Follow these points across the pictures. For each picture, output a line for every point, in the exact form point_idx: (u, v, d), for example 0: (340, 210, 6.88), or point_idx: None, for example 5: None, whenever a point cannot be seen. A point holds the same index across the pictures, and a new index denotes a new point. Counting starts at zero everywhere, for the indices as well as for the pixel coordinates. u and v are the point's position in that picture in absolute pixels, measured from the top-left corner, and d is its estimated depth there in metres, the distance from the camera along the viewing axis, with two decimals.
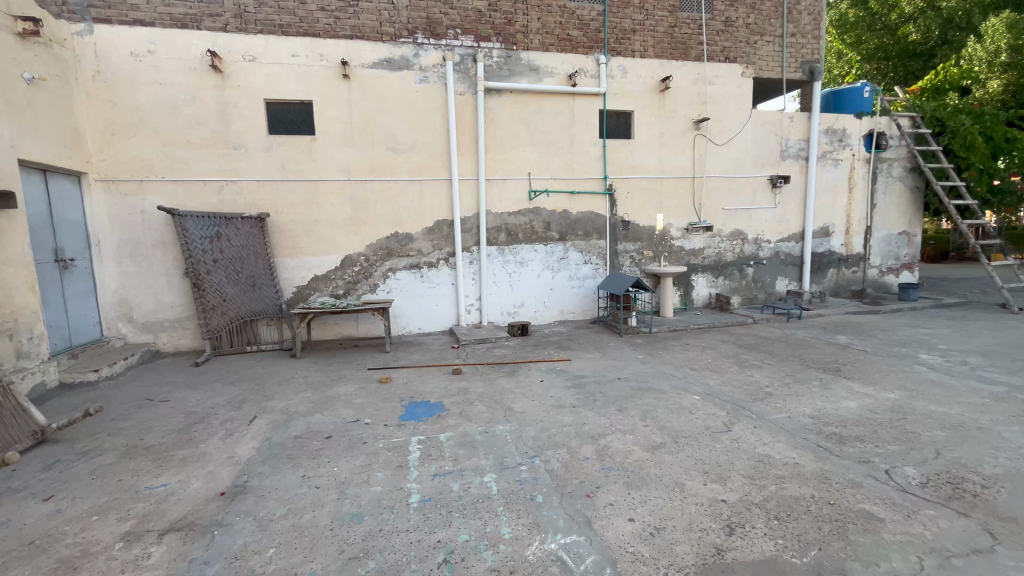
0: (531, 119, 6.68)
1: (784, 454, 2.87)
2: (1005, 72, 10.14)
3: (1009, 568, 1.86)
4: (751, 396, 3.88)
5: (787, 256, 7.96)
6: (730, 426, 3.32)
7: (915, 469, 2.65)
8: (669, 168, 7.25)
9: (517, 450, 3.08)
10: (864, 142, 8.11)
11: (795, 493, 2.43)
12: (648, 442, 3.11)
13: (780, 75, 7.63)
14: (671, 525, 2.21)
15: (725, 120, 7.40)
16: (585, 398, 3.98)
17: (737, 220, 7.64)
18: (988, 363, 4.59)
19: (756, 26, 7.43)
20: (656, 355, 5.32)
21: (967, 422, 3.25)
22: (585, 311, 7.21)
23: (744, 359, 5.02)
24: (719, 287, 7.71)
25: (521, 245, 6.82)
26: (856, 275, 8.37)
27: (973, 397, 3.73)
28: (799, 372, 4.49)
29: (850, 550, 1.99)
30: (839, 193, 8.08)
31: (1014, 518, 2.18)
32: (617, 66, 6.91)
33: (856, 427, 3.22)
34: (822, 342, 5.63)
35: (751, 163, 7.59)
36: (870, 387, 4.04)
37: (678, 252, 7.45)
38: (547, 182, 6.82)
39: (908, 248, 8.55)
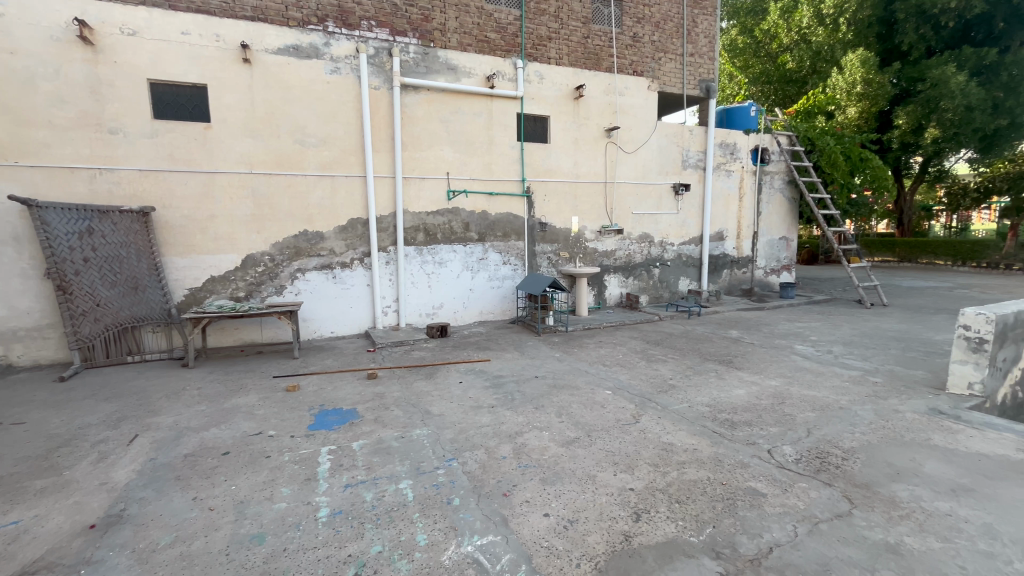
0: (449, 118, 6.61)
1: (684, 441, 3.10)
2: (860, 101, 11.93)
3: (862, 527, 2.16)
4: (657, 389, 4.15)
5: (688, 257, 8.64)
6: (638, 417, 3.53)
7: (791, 447, 2.99)
8: (583, 173, 7.55)
9: (434, 453, 3.03)
10: (751, 155, 9.02)
11: (693, 477, 2.64)
12: (562, 437, 3.21)
13: (681, 91, 8.27)
14: (583, 516, 2.30)
15: (634, 129, 7.87)
16: (503, 398, 4.02)
17: (645, 224, 8.15)
18: (848, 351, 5.31)
19: (660, 44, 7.99)
20: (572, 352, 5.51)
21: (832, 404, 3.73)
22: (504, 311, 7.29)
23: (650, 354, 5.36)
24: (629, 287, 8.16)
25: (440, 246, 6.72)
26: (746, 275, 9.30)
27: (836, 381, 4.29)
28: (698, 365, 4.89)
29: (740, 525, 2.20)
30: (731, 201, 8.94)
31: (867, 485, 2.53)
32: (534, 71, 7.06)
33: (744, 412, 3.57)
34: (718, 337, 6.18)
35: (656, 171, 8.13)
36: (756, 375, 4.50)
37: (592, 253, 7.78)
38: (465, 182, 6.79)
39: (786, 251, 9.69)
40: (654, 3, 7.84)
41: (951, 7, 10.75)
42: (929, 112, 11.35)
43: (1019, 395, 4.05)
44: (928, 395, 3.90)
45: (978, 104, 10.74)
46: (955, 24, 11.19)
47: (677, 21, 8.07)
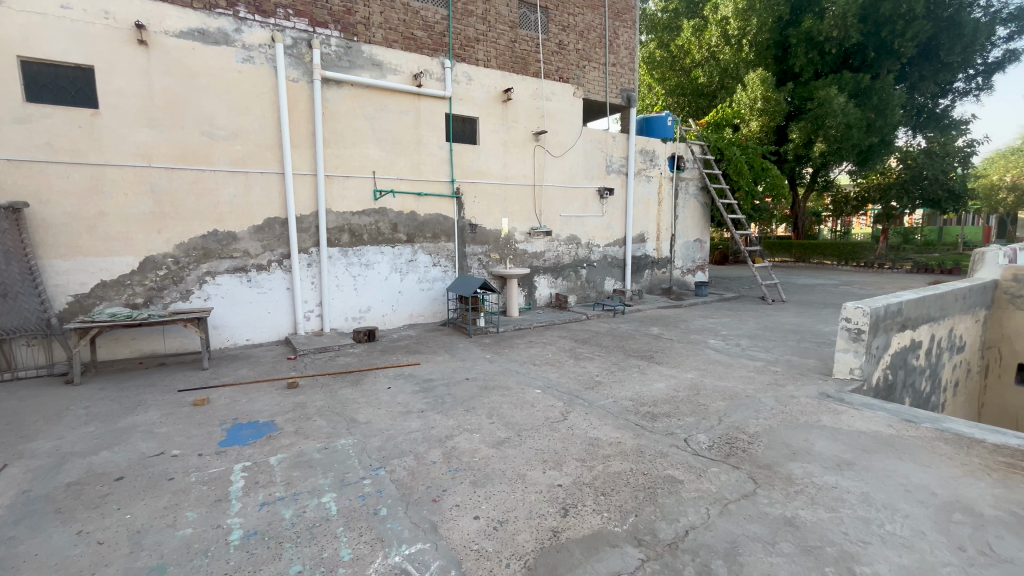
0: (374, 116, 6.39)
1: (609, 435, 3.23)
2: (761, 116, 13.16)
3: (765, 505, 2.37)
4: (584, 386, 4.30)
5: (613, 259, 9.02)
6: (566, 414, 3.63)
7: (705, 435, 3.21)
8: (512, 175, 7.64)
9: (360, 463, 2.91)
10: (668, 162, 9.61)
11: (617, 469, 2.75)
12: (493, 438, 3.22)
13: (604, 99, 8.63)
14: (513, 516, 2.32)
15: (561, 134, 8.10)
16: (433, 401, 3.96)
17: (572, 226, 8.40)
18: (753, 344, 5.80)
19: (584, 53, 8.29)
20: (503, 353, 5.55)
21: (739, 393, 4.06)
22: (434, 314, 7.19)
23: (578, 352, 5.53)
24: (558, 287, 8.37)
25: (366, 247, 6.49)
26: (665, 275, 9.89)
27: (743, 371, 4.69)
28: (622, 361, 5.12)
29: (659, 512, 2.32)
30: (651, 205, 9.46)
31: (769, 466, 2.78)
32: (462, 72, 7.03)
33: (663, 405, 3.79)
34: (640, 333, 6.52)
35: (582, 175, 8.42)
36: (674, 369, 4.80)
37: (522, 255, 7.89)
38: (393, 182, 6.61)
39: (700, 252, 10.43)
40: (578, 13, 8.12)
41: (833, 36, 12.19)
42: (817, 128, 12.75)
43: (888, 377, 4.66)
44: (818, 380, 4.36)
45: (855, 123, 12.24)
46: (837, 51, 12.67)
47: (599, 32, 8.41)
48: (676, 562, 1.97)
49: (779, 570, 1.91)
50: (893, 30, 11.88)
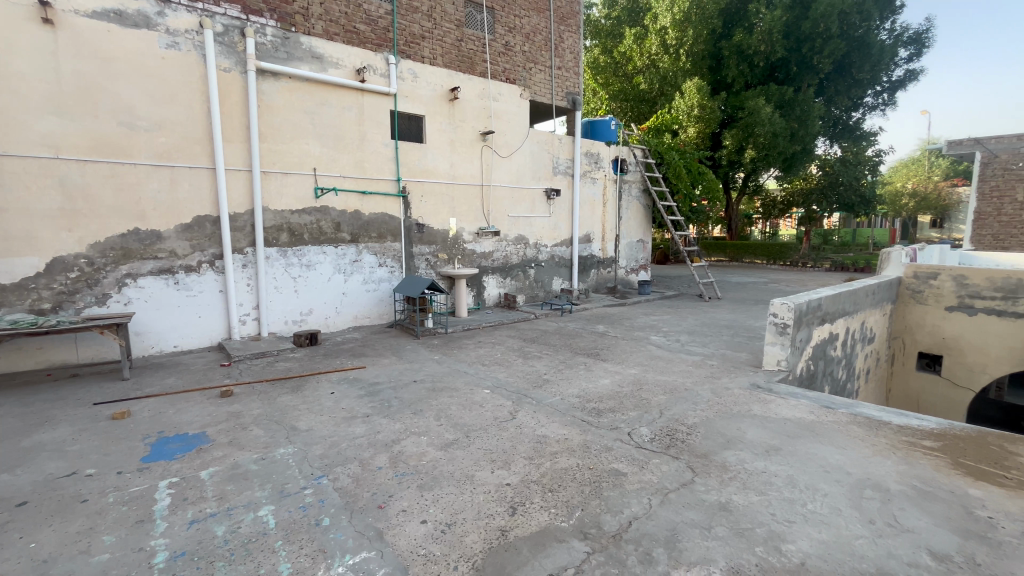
0: (314, 110, 6.14)
1: (556, 433, 3.28)
2: (697, 122, 13.88)
3: (701, 492, 2.50)
4: (532, 384, 4.35)
5: (560, 259, 9.18)
6: (514, 413, 3.65)
7: (648, 428, 3.33)
8: (460, 175, 7.59)
9: (301, 472, 2.79)
10: (612, 165, 9.89)
11: (564, 465, 2.81)
12: (440, 440, 3.18)
13: (550, 101, 8.76)
14: (461, 517, 2.30)
15: (508, 135, 8.14)
16: (380, 405, 3.86)
17: (520, 226, 8.47)
18: (691, 339, 6.10)
19: (530, 55, 8.37)
20: (452, 354, 5.50)
21: (679, 386, 4.25)
22: (381, 315, 7.01)
23: (526, 351, 5.59)
24: (506, 287, 8.41)
25: (307, 247, 6.22)
26: (610, 274, 10.19)
27: (683, 366, 4.91)
28: (569, 359, 5.23)
29: (604, 505, 2.39)
30: (596, 207, 9.72)
31: (706, 455, 2.93)
32: (406, 69, 6.90)
33: (608, 400, 3.90)
34: (587, 331, 6.67)
35: (530, 176, 8.50)
36: (619, 365, 4.96)
37: (470, 255, 7.85)
38: (335, 180, 6.37)
39: (642, 252, 10.83)
40: (524, 15, 8.19)
41: (761, 50, 13.09)
42: (748, 136, 13.61)
43: (811, 367, 5.04)
44: (749, 372, 4.65)
45: (781, 132, 13.19)
46: (764, 65, 13.56)
47: (545, 35, 8.54)
48: (620, 553, 2.03)
49: (715, 552, 2.02)
50: (813, 47, 12.89)
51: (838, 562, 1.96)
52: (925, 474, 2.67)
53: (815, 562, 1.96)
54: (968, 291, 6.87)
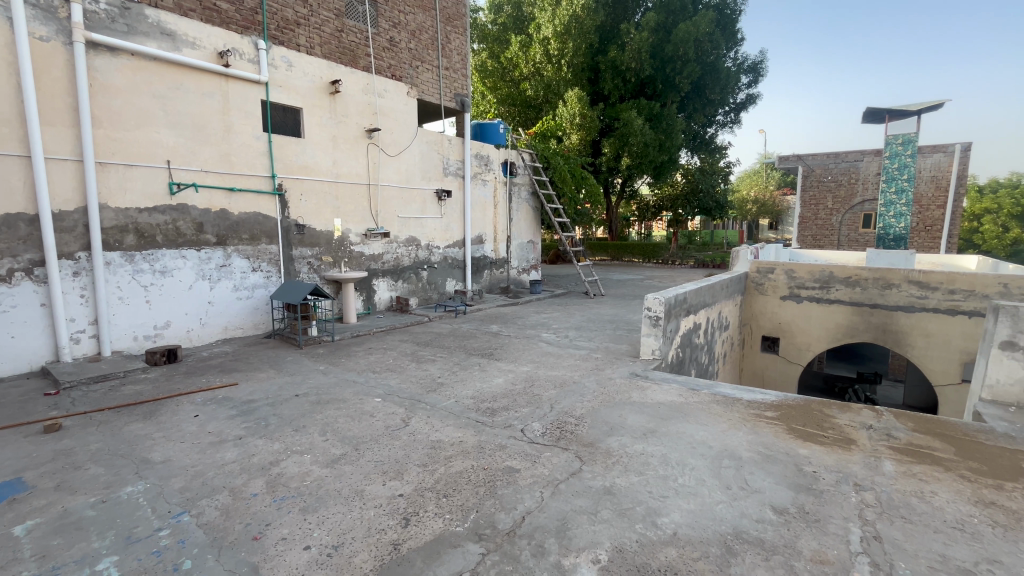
0: (166, 94, 5.36)
1: (451, 436, 3.25)
2: (579, 130, 14.79)
3: (588, 479, 2.64)
4: (426, 389, 4.26)
5: (453, 260, 9.14)
6: (407, 420, 3.54)
7: (540, 423, 3.45)
8: (343, 173, 7.17)
9: (155, 512, 2.41)
10: (501, 168, 10.08)
11: (459, 468, 2.78)
12: (326, 457, 2.97)
13: (438, 102, 8.70)
14: (350, 537, 2.17)
15: (395, 133, 7.87)
16: (254, 425, 3.49)
17: (411, 227, 8.26)
18: (578, 335, 6.46)
19: (417, 53, 8.23)
20: (339, 363, 5.17)
21: (568, 380, 4.47)
22: (255, 325, 6.36)
23: (420, 355, 5.47)
24: (398, 290, 8.15)
25: (161, 251, 5.42)
26: (502, 274, 10.40)
27: (571, 360, 5.19)
28: (463, 360, 5.23)
29: (498, 503, 2.41)
30: (487, 208, 9.85)
31: (592, 443, 3.11)
32: (279, 56, 6.34)
33: (502, 399, 3.97)
34: (481, 332, 6.74)
35: (420, 177, 8.33)
36: (512, 363, 5.09)
37: (358, 257, 7.47)
38: (195, 174, 5.63)
39: (532, 253, 11.24)
40: (408, 11, 8.03)
41: (632, 67, 14.40)
42: (623, 145, 14.88)
43: (679, 355, 5.63)
44: (629, 362, 5.06)
45: (650, 143, 14.66)
46: (635, 80, 14.85)
47: (431, 34, 8.45)
48: (514, 549, 2.07)
49: (601, 535, 2.15)
50: (674, 68, 14.41)
51: (703, 528, 2.20)
52: (769, 441, 3.11)
53: (685, 531, 2.17)
54: (796, 282, 8.23)
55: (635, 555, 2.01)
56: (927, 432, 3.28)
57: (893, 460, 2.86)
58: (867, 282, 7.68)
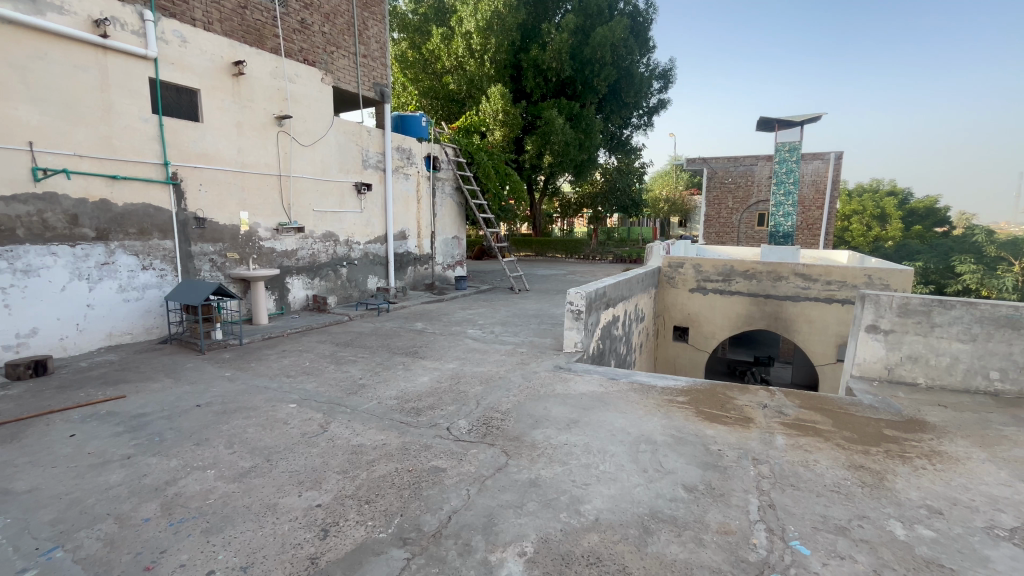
0: (27, 64, 4.60)
1: (373, 439, 3.12)
2: (503, 126, 14.87)
3: (514, 473, 2.67)
4: (346, 391, 4.06)
5: (375, 256, 8.81)
6: (326, 426, 3.35)
7: (465, 420, 3.42)
8: (250, 162, 6.61)
9: (17, 551, 2.07)
10: (424, 162, 9.86)
11: (383, 472, 2.68)
12: (232, 471, 2.73)
13: (356, 90, 8.36)
14: (261, 556, 2.01)
15: (308, 121, 7.41)
16: (146, 442, 3.12)
17: (327, 222, 7.83)
18: (504, 330, 6.51)
19: (331, 38, 7.82)
20: (247, 368, 4.78)
21: (494, 375, 4.49)
22: (147, 330, 5.70)
23: (340, 356, 5.22)
24: (314, 288, 7.70)
25: (24, 246, 4.66)
26: (427, 271, 10.21)
27: (497, 355, 5.23)
28: (386, 360, 5.06)
29: (424, 505, 2.36)
30: (410, 203, 9.60)
31: (518, 437, 3.14)
32: (171, 30, 5.70)
33: (427, 398, 3.89)
34: (405, 330, 6.56)
35: (336, 168, 7.92)
36: (437, 361, 5.01)
37: (268, 254, 6.95)
38: (67, 159, 4.90)
39: (457, 249, 11.16)
40: None
41: (553, 67, 14.75)
42: (545, 143, 15.19)
43: (600, 346, 5.88)
44: (552, 356, 5.18)
45: (571, 142, 15.12)
46: (556, 79, 15.21)
47: (347, 18, 8.07)
48: (439, 550, 2.04)
49: (526, 527, 2.18)
50: (592, 70, 14.92)
51: (623, 511, 2.30)
52: (680, 424, 3.34)
53: (606, 515, 2.27)
54: (702, 276, 8.92)
55: (560, 544, 2.06)
56: (811, 407, 3.69)
57: (783, 434, 3.19)
58: (761, 274, 8.51)
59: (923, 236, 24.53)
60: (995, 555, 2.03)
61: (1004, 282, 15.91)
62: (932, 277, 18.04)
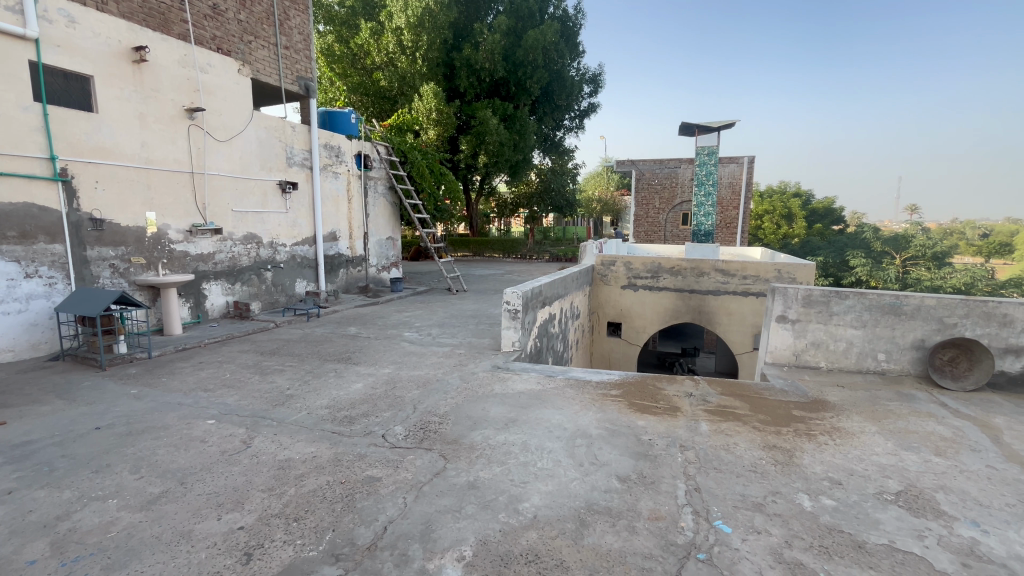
0: None
1: (303, 452, 2.96)
2: (437, 125, 14.69)
3: (452, 477, 2.63)
4: (272, 403, 3.82)
5: (303, 258, 8.37)
6: (249, 441, 3.14)
7: (402, 427, 3.33)
8: (156, 158, 6.04)
9: None
10: (355, 160, 9.51)
11: (313, 487, 2.55)
12: (139, 499, 2.47)
13: (278, 83, 7.93)
14: None
15: (224, 115, 6.89)
16: (33, 474, 2.75)
17: (248, 223, 7.33)
18: (442, 332, 6.43)
19: (248, 26, 7.35)
20: (158, 384, 4.36)
21: (431, 379, 4.41)
22: (33, 346, 5.03)
23: (265, 366, 4.90)
24: (236, 294, 7.19)
25: None
26: (360, 273, 9.85)
27: (434, 357, 5.15)
28: (317, 367, 4.82)
29: (357, 518, 2.27)
30: (340, 202, 9.21)
31: (456, 440, 3.11)
32: (57, 9, 5.08)
33: (361, 405, 3.75)
34: (337, 335, 6.29)
35: (257, 166, 7.43)
36: (372, 366, 4.84)
37: (181, 258, 6.39)
38: None
39: (392, 249, 10.88)
40: None
41: (486, 67, 14.78)
42: (480, 143, 15.21)
43: (537, 345, 5.97)
44: (490, 356, 5.18)
45: (505, 142, 15.22)
46: (490, 79, 15.24)
47: (265, 6, 7.61)
48: (374, 563, 1.96)
49: (465, 531, 2.16)
50: (525, 72, 15.11)
51: (560, 507, 2.34)
52: (613, 417, 3.45)
53: (545, 512, 2.30)
54: (633, 273, 9.32)
55: (499, 545, 2.06)
56: (731, 394, 3.96)
57: (707, 421, 3.40)
58: (686, 271, 9.03)
59: (824, 233, 27.18)
60: (885, 517, 2.28)
61: (888, 273, 18.05)
62: (832, 270, 20.04)
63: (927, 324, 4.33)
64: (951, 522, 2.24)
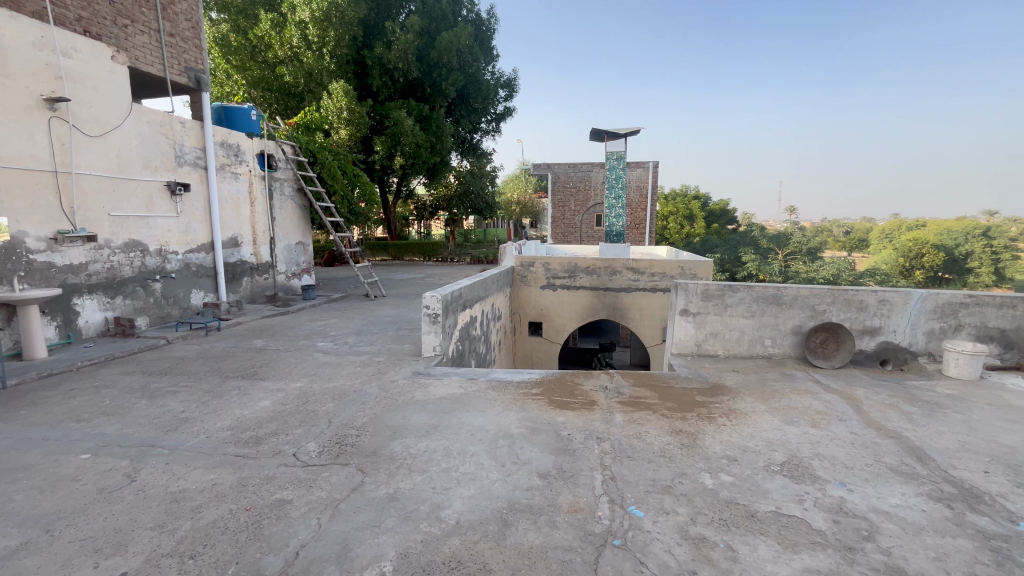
0: None
1: (200, 481, 2.68)
2: (348, 124, 14.10)
3: (371, 491, 2.53)
4: (164, 429, 3.43)
5: (199, 267, 7.62)
6: (134, 475, 2.79)
7: (315, 443, 3.14)
8: (5, 154, 5.17)
9: None
10: (257, 160, 8.84)
11: (212, 517, 2.33)
12: None
13: (162, 74, 7.17)
14: None
15: (95, 107, 6.07)
16: None
17: (130, 229, 6.53)
18: (359, 340, 6.18)
19: (124, 9, 6.56)
20: (15, 418, 3.72)
21: (347, 390, 4.21)
22: None
23: (155, 388, 4.39)
24: (117, 309, 6.37)
25: None
26: (267, 281, 9.18)
27: (351, 367, 4.93)
28: (217, 386, 4.41)
29: (264, 546, 2.11)
30: (241, 205, 8.50)
31: (375, 452, 3.00)
32: None
33: (268, 423, 3.49)
34: (242, 349, 5.80)
35: (139, 165, 6.64)
36: (281, 381, 4.53)
37: (44, 270, 5.52)
38: None
39: (303, 255, 10.27)
40: None
41: (399, 66, 14.44)
42: (395, 144, 14.83)
43: (459, 348, 5.92)
44: (411, 362, 5.07)
45: (421, 144, 14.98)
46: (404, 79, 14.92)
47: None
48: None
49: (385, 546, 2.09)
50: (440, 74, 15.03)
51: (482, 510, 2.34)
52: (533, 415, 3.53)
53: (466, 517, 2.28)
54: (551, 273, 9.59)
55: (421, 556, 2.02)
56: (642, 385, 4.20)
57: (621, 412, 3.58)
58: (600, 269, 9.45)
59: (720, 232, 29.93)
60: (773, 486, 2.54)
61: (773, 267, 20.27)
62: (728, 265, 22.13)
63: (803, 311, 4.91)
64: (824, 485, 2.55)
